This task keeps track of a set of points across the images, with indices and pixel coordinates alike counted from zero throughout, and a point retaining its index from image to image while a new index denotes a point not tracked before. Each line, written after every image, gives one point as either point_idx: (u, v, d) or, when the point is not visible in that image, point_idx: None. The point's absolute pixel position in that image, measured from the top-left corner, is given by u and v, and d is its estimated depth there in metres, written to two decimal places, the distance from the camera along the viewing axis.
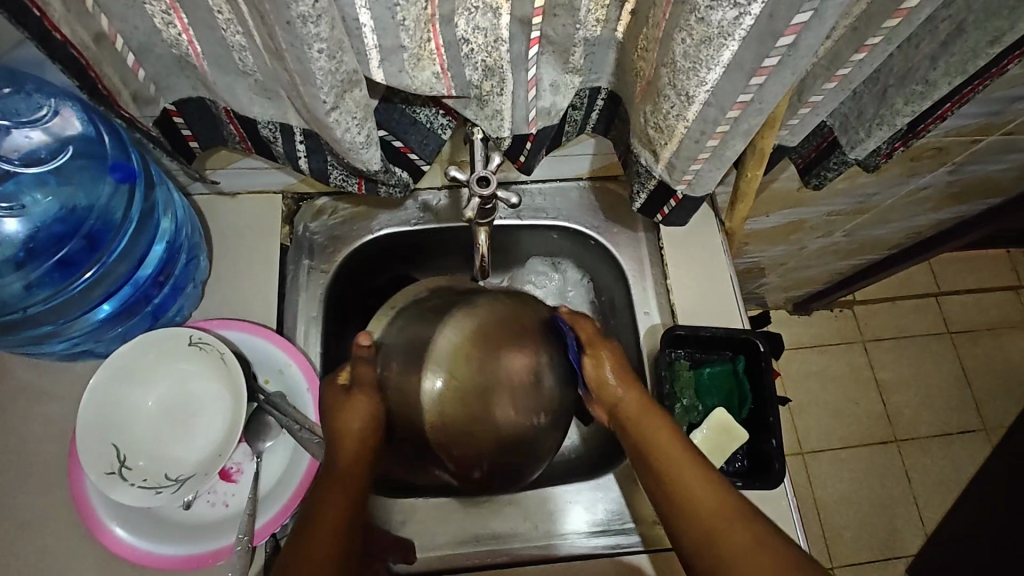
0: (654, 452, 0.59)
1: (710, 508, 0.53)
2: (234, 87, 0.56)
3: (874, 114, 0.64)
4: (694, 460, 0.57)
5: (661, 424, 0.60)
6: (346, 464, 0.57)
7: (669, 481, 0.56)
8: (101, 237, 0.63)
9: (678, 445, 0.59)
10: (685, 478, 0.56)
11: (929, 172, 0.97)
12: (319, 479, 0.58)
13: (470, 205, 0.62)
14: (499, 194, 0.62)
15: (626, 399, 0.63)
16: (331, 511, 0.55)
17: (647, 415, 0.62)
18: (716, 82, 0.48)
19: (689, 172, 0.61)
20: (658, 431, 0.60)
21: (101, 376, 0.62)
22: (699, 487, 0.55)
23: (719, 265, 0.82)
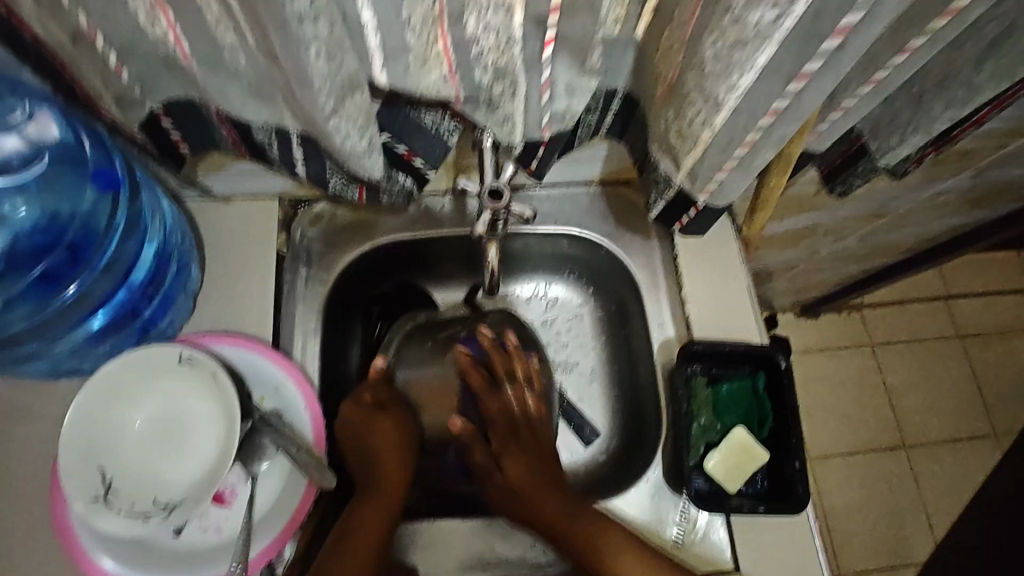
0: (567, 528, 0.63)
1: (637, 575, 0.60)
2: (225, 89, 0.53)
3: (909, 118, 0.60)
4: (605, 526, 0.63)
5: (559, 501, 0.65)
6: (386, 485, 0.65)
7: (590, 550, 0.62)
8: (84, 245, 0.60)
9: (586, 514, 0.64)
10: (602, 543, 0.61)
11: (951, 176, 0.94)
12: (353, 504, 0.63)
13: (482, 220, 0.59)
14: (513, 207, 0.60)
15: (507, 461, 0.68)
16: (365, 526, 0.61)
17: (539, 486, 0.66)
18: (749, 88, 0.45)
19: (712, 181, 0.57)
20: (558, 506, 0.64)
21: (86, 394, 0.59)
22: (618, 555, 0.61)
23: (737, 275, 0.78)
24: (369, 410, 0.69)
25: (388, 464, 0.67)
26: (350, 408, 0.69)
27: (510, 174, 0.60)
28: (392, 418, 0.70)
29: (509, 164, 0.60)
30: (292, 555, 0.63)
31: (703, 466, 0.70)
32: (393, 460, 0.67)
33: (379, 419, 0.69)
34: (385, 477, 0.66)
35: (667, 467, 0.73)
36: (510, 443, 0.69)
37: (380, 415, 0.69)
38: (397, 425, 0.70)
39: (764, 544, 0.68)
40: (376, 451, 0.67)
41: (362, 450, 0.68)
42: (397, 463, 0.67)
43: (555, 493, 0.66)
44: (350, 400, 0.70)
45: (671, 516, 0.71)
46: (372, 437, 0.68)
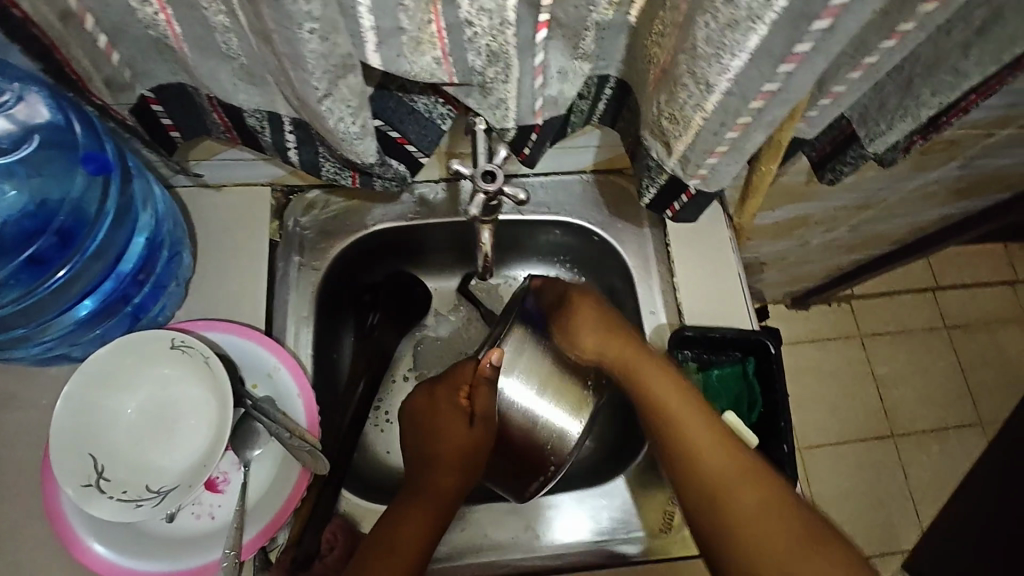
0: (655, 400, 0.65)
1: (708, 449, 0.62)
2: (217, 72, 0.52)
3: (897, 105, 0.61)
4: (705, 419, 0.63)
5: (664, 381, 0.65)
6: (433, 487, 0.66)
7: (676, 439, 0.63)
8: (76, 231, 0.59)
9: (668, 381, 0.65)
10: (691, 439, 0.62)
11: (938, 166, 0.95)
12: (400, 505, 0.65)
13: (475, 202, 0.59)
14: (506, 189, 0.59)
15: (618, 344, 0.68)
16: (408, 536, 0.61)
17: (653, 370, 0.66)
18: (741, 70, 0.45)
19: (703, 166, 0.57)
20: (660, 375, 0.66)
21: (76, 380, 0.58)
22: (705, 440, 0.62)
23: (728, 262, 0.79)
24: (455, 411, 0.69)
25: (440, 474, 0.67)
26: (438, 397, 0.70)
27: (503, 158, 0.59)
28: (467, 432, 0.68)
29: (501, 149, 0.59)
30: (286, 541, 0.64)
31: None
32: (448, 472, 0.67)
33: (455, 427, 0.68)
34: (439, 484, 0.66)
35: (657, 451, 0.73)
36: (631, 340, 0.68)
37: (462, 424, 0.68)
38: (466, 437, 0.68)
39: None
40: (437, 457, 0.68)
41: (428, 440, 0.70)
42: (450, 479, 0.67)
43: (659, 368, 0.67)
44: (442, 388, 0.70)
45: (664, 502, 0.71)
46: (439, 443, 0.69)
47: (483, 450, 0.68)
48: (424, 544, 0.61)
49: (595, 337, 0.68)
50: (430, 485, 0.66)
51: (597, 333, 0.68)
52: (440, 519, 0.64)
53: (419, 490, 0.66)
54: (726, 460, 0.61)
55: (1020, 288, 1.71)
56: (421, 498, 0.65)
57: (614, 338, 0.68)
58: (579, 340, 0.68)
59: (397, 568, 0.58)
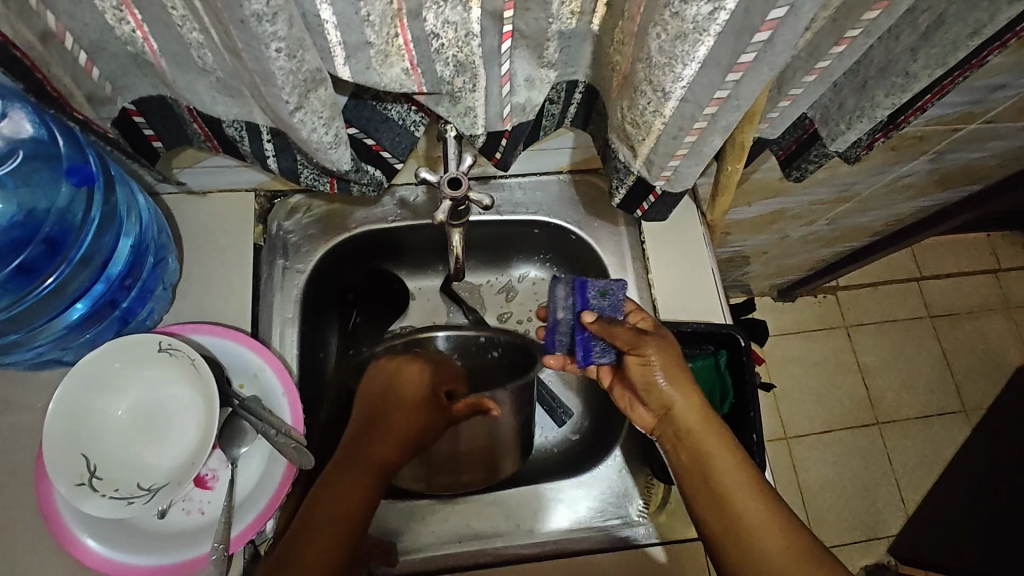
0: (714, 470, 0.60)
1: (757, 522, 0.57)
2: (194, 85, 0.54)
3: (855, 105, 0.63)
4: (754, 486, 0.59)
5: (724, 449, 0.61)
6: (370, 450, 0.60)
7: (730, 511, 0.58)
8: (62, 239, 0.60)
9: (719, 435, 0.61)
10: (744, 503, 0.58)
11: (910, 160, 0.97)
12: (333, 470, 0.58)
13: (441, 208, 0.61)
14: (471, 194, 0.61)
15: (688, 412, 0.63)
16: (347, 502, 0.56)
17: (715, 439, 0.61)
18: (693, 79, 0.47)
19: (666, 168, 0.60)
20: (721, 445, 0.61)
21: (68, 383, 0.60)
22: (761, 512, 0.57)
23: (700, 258, 0.81)
24: (423, 394, 0.62)
25: (379, 445, 0.60)
26: (411, 371, 0.62)
27: (469, 164, 0.61)
28: (419, 417, 0.62)
29: (467, 155, 0.61)
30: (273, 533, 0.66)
31: None
32: (386, 443, 0.60)
33: (413, 410, 0.62)
34: (376, 453, 0.59)
35: (632, 441, 0.75)
36: (693, 388, 0.63)
37: (427, 406, 0.62)
38: (428, 420, 0.62)
39: None
40: (379, 422, 0.61)
41: (376, 404, 0.62)
42: (391, 445, 0.60)
43: (711, 422, 0.62)
44: (418, 367, 0.63)
45: (637, 490, 0.73)
46: (395, 411, 0.62)
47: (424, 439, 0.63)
48: (357, 520, 0.56)
49: (682, 390, 0.63)
50: (366, 453, 0.59)
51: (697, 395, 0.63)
52: (374, 489, 0.58)
53: (354, 455, 0.59)
54: (779, 533, 0.56)
55: (1002, 276, 1.74)
56: (360, 461, 0.59)
57: (686, 402, 0.63)
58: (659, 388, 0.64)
59: (329, 543, 0.53)
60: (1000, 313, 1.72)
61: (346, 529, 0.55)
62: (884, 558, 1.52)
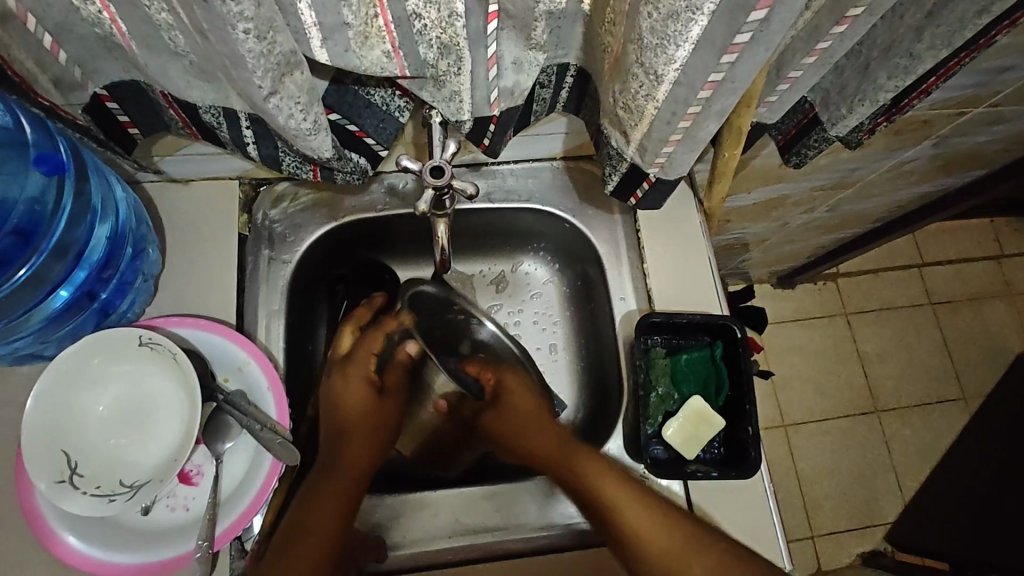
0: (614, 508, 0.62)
1: (654, 534, 0.59)
2: (167, 69, 0.52)
3: (857, 88, 0.61)
4: (632, 490, 0.63)
5: (598, 474, 0.64)
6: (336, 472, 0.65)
7: (628, 527, 0.61)
8: (33, 229, 0.58)
9: (631, 492, 0.63)
10: (647, 527, 0.60)
11: (912, 145, 0.95)
12: (318, 479, 0.64)
13: (424, 197, 0.58)
14: (455, 183, 0.58)
15: (545, 440, 0.70)
16: (327, 517, 0.60)
17: (606, 476, 0.64)
18: (686, 60, 0.45)
19: (660, 155, 0.58)
20: (605, 472, 0.65)
21: (45, 379, 0.59)
22: (644, 519, 0.60)
23: (696, 246, 0.80)
24: (365, 390, 0.72)
25: (359, 445, 0.68)
26: (348, 376, 0.72)
27: (454, 152, 0.59)
28: (378, 408, 0.72)
29: (452, 142, 0.59)
30: (259, 531, 0.64)
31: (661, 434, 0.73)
32: (363, 442, 0.69)
33: (366, 407, 0.71)
34: (355, 453, 0.67)
35: (627, 437, 0.74)
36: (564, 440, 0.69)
37: (365, 402, 0.72)
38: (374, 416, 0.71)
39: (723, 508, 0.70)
40: (348, 431, 0.69)
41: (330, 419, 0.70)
42: (367, 440, 0.69)
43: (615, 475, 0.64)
44: (355, 369, 0.72)
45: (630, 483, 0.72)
46: (347, 422, 0.70)
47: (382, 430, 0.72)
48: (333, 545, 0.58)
49: (541, 434, 0.71)
50: (348, 456, 0.67)
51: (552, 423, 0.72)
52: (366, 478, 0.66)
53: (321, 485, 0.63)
54: (656, 526, 0.60)
55: (1004, 262, 1.72)
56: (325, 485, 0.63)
57: (556, 440, 0.69)
58: (535, 437, 0.71)
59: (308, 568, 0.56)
60: (1002, 300, 1.70)
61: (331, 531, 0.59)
62: (880, 545, 1.52)
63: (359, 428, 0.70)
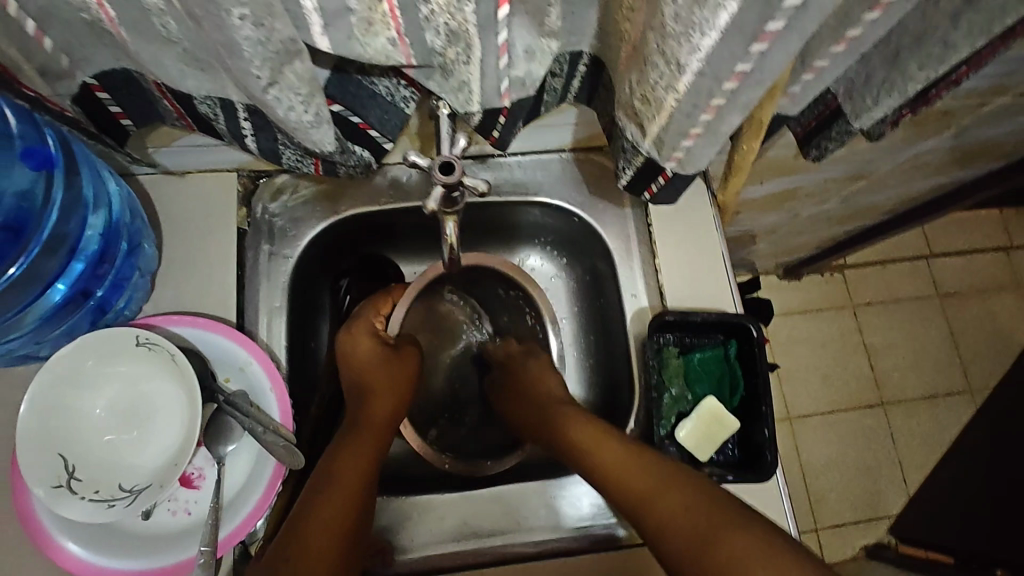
0: (620, 480, 0.59)
1: (666, 506, 0.54)
2: (160, 57, 0.49)
3: (884, 79, 0.58)
4: (609, 442, 0.62)
5: (583, 428, 0.65)
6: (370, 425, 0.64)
7: (640, 496, 0.56)
8: (22, 225, 0.56)
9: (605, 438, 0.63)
10: (660, 498, 0.55)
11: (931, 137, 0.92)
12: (340, 441, 0.62)
13: (433, 195, 0.55)
14: (466, 180, 0.54)
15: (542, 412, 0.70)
16: (349, 472, 0.58)
17: (614, 450, 0.61)
18: (711, 50, 0.42)
19: (679, 149, 0.55)
20: (600, 443, 0.62)
21: (40, 380, 0.57)
22: (609, 454, 0.61)
23: (710, 242, 0.78)
24: (375, 345, 0.71)
25: (375, 400, 0.67)
26: (357, 338, 0.72)
27: (463, 146, 0.56)
28: (393, 365, 0.70)
29: (461, 137, 0.56)
30: (264, 533, 0.63)
31: (674, 435, 0.71)
32: (382, 397, 0.67)
33: (379, 362, 0.69)
34: (374, 410, 0.66)
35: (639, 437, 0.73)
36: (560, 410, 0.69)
37: (381, 356, 0.70)
38: (394, 368, 0.70)
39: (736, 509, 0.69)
40: (367, 392, 0.68)
41: (354, 376, 0.70)
42: (387, 395, 0.68)
43: (611, 444, 0.62)
44: (359, 326, 0.73)
45: None
46: (371, 373, 0.69)
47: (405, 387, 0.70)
48: (359, 491, 0.57)
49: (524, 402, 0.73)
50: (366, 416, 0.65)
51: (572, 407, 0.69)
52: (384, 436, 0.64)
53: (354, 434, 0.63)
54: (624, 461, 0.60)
55: (1014, 254, 1.69)
56: (355, 434, 0.63)
57: (572, 425, 0.66)
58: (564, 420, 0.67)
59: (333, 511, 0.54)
60: (1011, 292, 1.67)
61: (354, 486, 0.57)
62: (885, 538, 1.51)
63: (383, 379, 0.69)
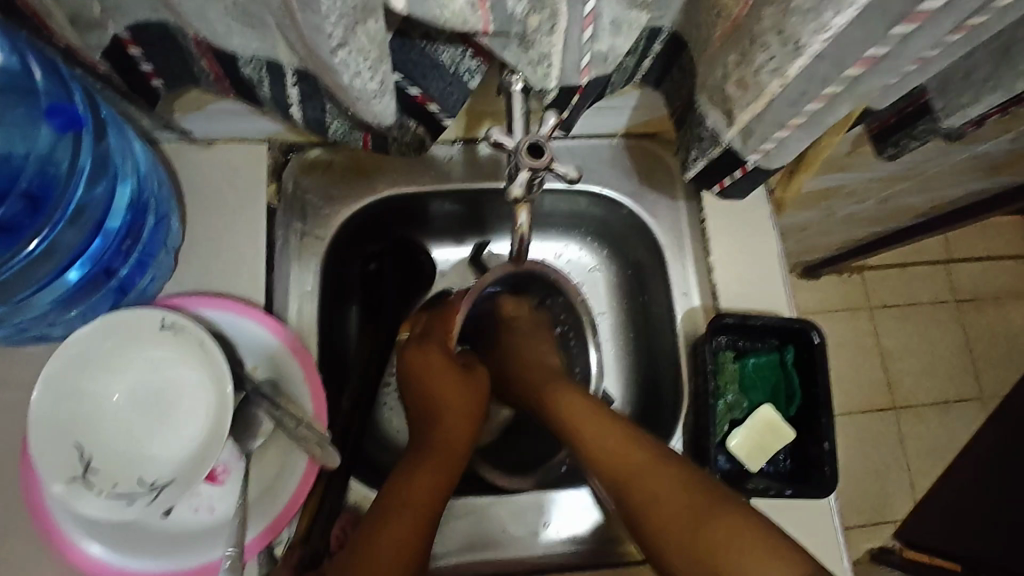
0: (586, 440, 0.59)
1: (596, 431, 0.59)
2: (205, 11, 0.44)
3: (989, 74, 0.54)
4: (576, 403, 0.62)
5: (563, 390, 0.65)
6: (440, 446, 0.61)
7: (588, 442, 0.59)
8: (45, 194, 0.51)
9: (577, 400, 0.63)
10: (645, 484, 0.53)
11: (991, 140, 0.85)
12: (411, 460, 0.59)
13: (518, 180, 0.48)
14: (556, 166, 0.49)
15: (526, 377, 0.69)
16: (422, 492, 0.55)
17: (576, 404, 0.62)
18: (842, 29, 0.38)
19: (769, 141, 0.51)
20: (573, 404, 0.62)
21: (55, 363, 0.53)
22: (579, 408, 0.62)
23: (767, 241, 0.73)
24: (446, 365, 0.64)
25: (451, 424, 0.62)
26: (427, 352, 0.64)
27: (553, 127, 0.49)
28: (468, 386, 0.65)
29: (551, 116, 0.49)
30: (291, 537, 0.59)
31: (726, 443, 0.68)
32: (457, 420, 0.63)
33: (453, 381, 0.64)
34: (449, 437, 0.62)
35: (687, 443, 0.70)
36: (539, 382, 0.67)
37: (452, 379, 0.64)
38: (465, 392, 0.64)
39: (786, 523, 0.67)
40: (440, 416, 0.63)
41: (418, 397, 0.65)
42: (461, 424, 0.63)
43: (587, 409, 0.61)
44: (432, 343, 0.65)
45: None
46: (437, 398, 0.63)
47: (474, 417, 0.64)
48: (427, 524, 0.53)
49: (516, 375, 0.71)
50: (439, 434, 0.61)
51: (562, 382, 0.66)
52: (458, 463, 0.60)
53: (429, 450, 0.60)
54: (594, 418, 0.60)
55: None
56: (429, 458, 0.59)
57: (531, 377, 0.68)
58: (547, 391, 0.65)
59: (398, 542, 0.50)
60: None
61: (422, 518, 0.53)
62: (890, 542, 1.45)
63: (457, 403, 0.63)
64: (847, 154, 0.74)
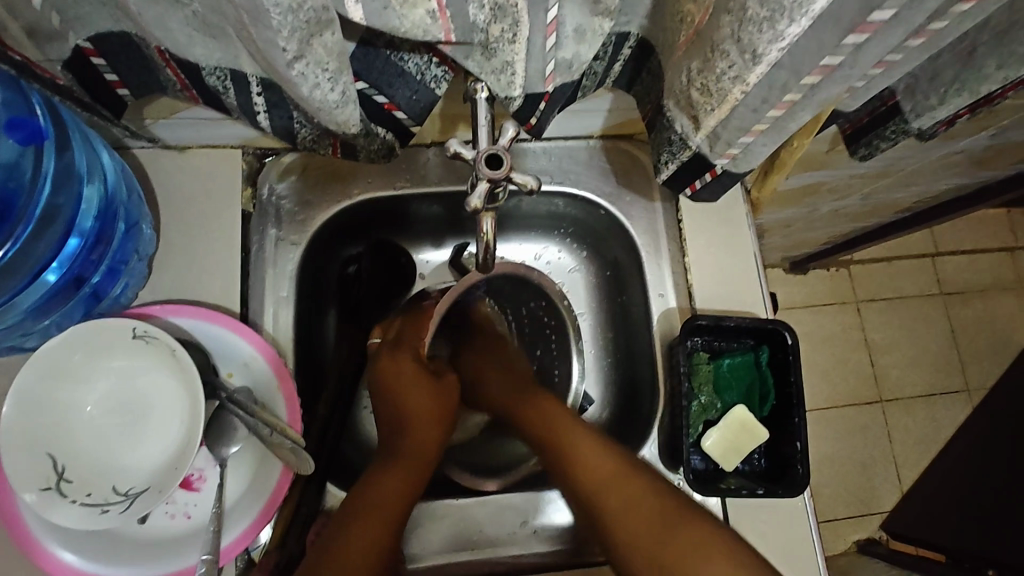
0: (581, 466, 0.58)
1: (587, 455, 0.59)
2: (165, 22, 0.43)
3: (954, 77, 0.54)
4: (574, 432, 0.61)
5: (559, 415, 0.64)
6: (408, 451, 0.61)
7: (575, 468, 0.58)
8: (9, 205, 0.51)
9: (574, 426, 0.62)
10: (631, 518, 0.53)
11: (968, 137, 0.85)
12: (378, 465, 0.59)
13: (477, 192, 0.49)
14: (514, 176, 0.49)
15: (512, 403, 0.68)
16: (387, 496, 0.56)
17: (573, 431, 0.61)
18: (796, 38, 0.38)
19: (736, 145, 0.51)
20: (568, 431, 0.61)
21: (25, 375, 0.52)
22: (576, 436, 0.60)
23: (742, 241, 0.73)
24: (417, 371, 0.66)
25: (421, 431, 0.63)
26: (401, 362, 0.65)
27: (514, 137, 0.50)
28: (437, 393, 0.66)
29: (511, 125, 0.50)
30: (267, 541, 0.60)
31: (700, 444, 0.68)
32: (425, 427, 0.63)
33: (422, 387, 0.65)
34: (417, 442, 0.62)
35: (663, 444, 0.70)
36: (522, 394, 0.68)
37: (423, 385, 0.65)
38: (433, 400, 0.66)
39: (761, 521, 0.67)
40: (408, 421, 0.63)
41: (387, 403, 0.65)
42: (428, 429, 0.64)
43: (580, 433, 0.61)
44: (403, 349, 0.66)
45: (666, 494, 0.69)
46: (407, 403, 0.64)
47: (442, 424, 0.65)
48: (391, 525, 0.54)
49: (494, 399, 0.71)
50: (410, 437, 0.62)
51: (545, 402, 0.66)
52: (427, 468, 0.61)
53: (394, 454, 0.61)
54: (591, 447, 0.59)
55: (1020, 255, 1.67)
56: (396, 461, 0.60)
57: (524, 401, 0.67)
58: (537, 419, 0.64)
59: (363, 544, 0.51)
60: None
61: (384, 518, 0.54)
62: (876, 533, 1.46)
63: (424, 407, 0.65)
64: (824, 153, 0.74)
